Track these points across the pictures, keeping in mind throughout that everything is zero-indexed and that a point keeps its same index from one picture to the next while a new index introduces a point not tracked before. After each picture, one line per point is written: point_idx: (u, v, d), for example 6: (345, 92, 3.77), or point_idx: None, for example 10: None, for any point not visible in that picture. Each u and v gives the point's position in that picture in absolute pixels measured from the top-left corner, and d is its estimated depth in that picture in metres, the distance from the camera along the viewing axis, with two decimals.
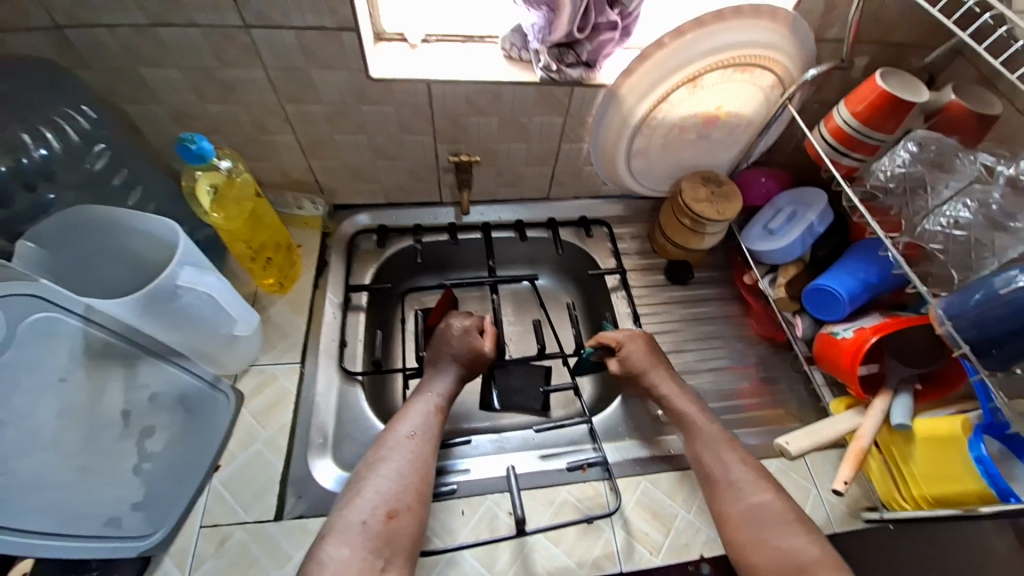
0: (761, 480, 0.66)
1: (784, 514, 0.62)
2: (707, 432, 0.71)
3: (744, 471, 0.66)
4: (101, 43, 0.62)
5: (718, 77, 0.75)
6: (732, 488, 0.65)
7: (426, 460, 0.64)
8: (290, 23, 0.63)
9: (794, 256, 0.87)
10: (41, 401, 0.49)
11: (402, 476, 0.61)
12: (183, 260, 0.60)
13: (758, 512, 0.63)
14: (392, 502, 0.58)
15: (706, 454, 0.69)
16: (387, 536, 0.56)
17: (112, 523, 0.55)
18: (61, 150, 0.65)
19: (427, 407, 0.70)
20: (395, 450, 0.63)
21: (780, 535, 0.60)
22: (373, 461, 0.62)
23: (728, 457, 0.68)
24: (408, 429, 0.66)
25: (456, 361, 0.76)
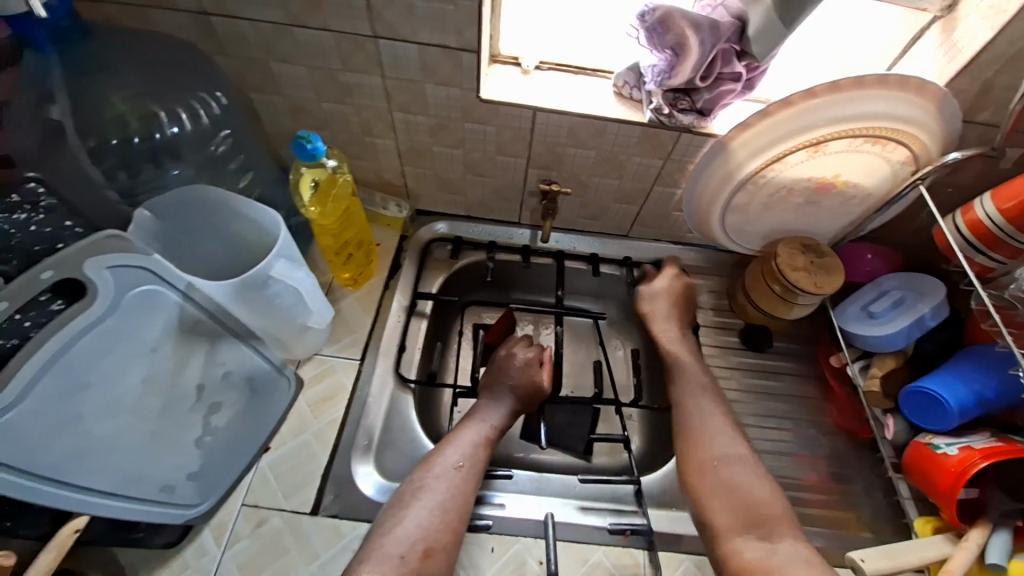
0: (736, 436, 0.72)
1: (751, 464, 0.68)
2: (694, 382, 0.79)
3: (722, 428, 0.72)
4: (241, 34, 0.65)
5: (844, 145, 0.69)
6: (705, 438, 0.72)
7: (468, 495, 0.63)
8: (415, 38, 0.65)
9: (894, 348, 0.79)
10: (130, 366, 0.52)
11: (443, 512, 0.60)
12: (279, 252, 0.62)
13: (727, 462, 0.68)
14: (428, 540, 0.58)
15: (691, 408, 0.76)
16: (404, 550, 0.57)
17: (168, 489, 0.58)
18: (191, 130, 0.70)
19: (476, 436, 0.69)
20: (442, 480, 0.63)
21: (744, 480, 0.66)
22: (418, 487, 0.62)
23: (709, 412, 0.75)
24: (456, 456, 0.66)
25: (514, 395, 0.76)
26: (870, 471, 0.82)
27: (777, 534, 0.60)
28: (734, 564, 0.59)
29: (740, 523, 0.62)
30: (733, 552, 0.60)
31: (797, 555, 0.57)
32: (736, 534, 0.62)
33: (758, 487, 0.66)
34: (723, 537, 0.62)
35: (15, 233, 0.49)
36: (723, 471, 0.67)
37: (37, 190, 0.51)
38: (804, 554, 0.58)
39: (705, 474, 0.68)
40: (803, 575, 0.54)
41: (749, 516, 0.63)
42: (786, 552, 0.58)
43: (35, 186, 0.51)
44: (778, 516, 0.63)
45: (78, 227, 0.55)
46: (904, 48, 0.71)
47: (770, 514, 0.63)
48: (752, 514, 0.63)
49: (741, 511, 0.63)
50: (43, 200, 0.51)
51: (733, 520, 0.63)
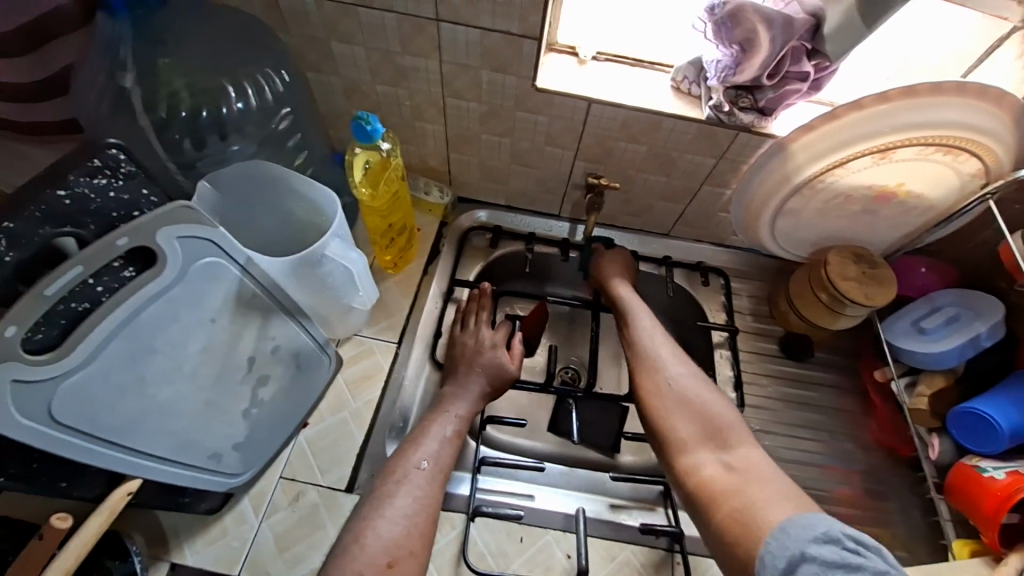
0: (684, 356, 0.73)
1: (704, 382, 0.69)
2: (642, 320, 0.78)
3: (672, 355, 0.73)
4: (306, 12, 0.65)
5: (912, 153, 0.66)
6: (656, 364, 0.72)
7: (435, 498, 0.61)
8: (478, 23, 0.64)
9: (946, 366, 0.76)
10: (190, 336, 0.52)
11: (407, 518, 0.58)
12: (334, 233, 0.62)
13: (679, 383, 0.69)
14: (394, 549, 0.55)
15: (642, 340, 0.76)
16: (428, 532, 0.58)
17: (214, 457, 0.59)
18: (255, 106, 0.71)
19: (446, 433, 0.67)
20: (403, 485, 0.60)
21: (698, 400, 0.67)
22: (391, 487, 0.60)
23: (658, 344, 0.75)
24: (434, 460, 0.64)
25: (483, 385, 0.73)
26: (908, 491, 0.80)
27: (731, 443, 0.62)
28: (695, 479, 0.60)
29: (698, 435, 0.64)
30: (693, 466, 0.62)
31: (753, 461, 0.59)
32: (694, 448, 0.63)
33: (715, 402, 0.67)
34: (683, 452, 0.63)
35: (95, 198, 0.47)
36: (678, 391, 0.68)
37: (118, 157, 0.47)
38: (759, 457, 0.59)
39: (662, 393, 0.69)
40: (758, 484, 0.55)
41: (705, 430, 0.64)
42: (744, 459, 0.59)
43: (117, 152, 0.46)
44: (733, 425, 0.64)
45: (154, 197, 0.51)
46: (977, 59, 0.68)
47: (724, 423, 0.64)
48: (707, 428, 0.64)
49: (699, 425, 0.65)
50: (123, 166, 0.48)
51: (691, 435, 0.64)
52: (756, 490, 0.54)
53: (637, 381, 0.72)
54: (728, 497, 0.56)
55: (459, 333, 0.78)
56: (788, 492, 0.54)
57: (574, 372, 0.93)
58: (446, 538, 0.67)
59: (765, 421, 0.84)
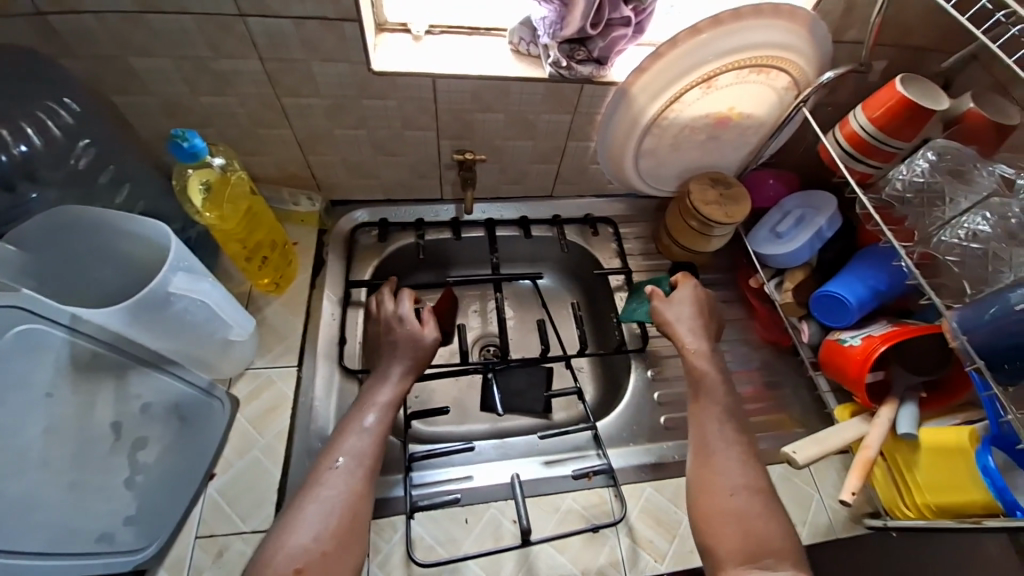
0: (750, 462, 0.63)
1: (767, 499, 0.60)
2: (713, 409, 0.69)
3: (738, 456, 0.64)
4: (87, 29, 0.58)
5: (733, 78, 0.72)
6: (719, 464, 0.63)
7: (357, 494, 0.58)
8: (288, 12, 0.60)
9: (800, 261, 0.86)
10: (28, 417, 0.48)
11: (329, 512, 0.56)
12: (175, 265, 0.57)
13: (737, 493, 0.60)
14: (303, 556, 0.52)
15: (712, 436, 0.66)
16: (348, 535, 0.55)
17: (105, 538, 0.53)
18: (42, 145, 0.61)
19: (372, 423, 0.65)
20: (328, 482, 0.58)
21: (759, 516, 0.58)
22: (313, 493, 0.57)
23: (729, 441, 0.65)
24: (353, 454, 0.61)
25: (411, 359, 0.71)
26: (799, 375, 0.90)
27: (780, 565, 0.54)
28: None
29: (743, 553, 0.55)
30: None
31: None
32: (733, 561, 0.55)
33: (766, 519, 0.58)
34: (725, 564, 0.56)
35: None
36: (733, 503, 0.59)
37: None
38: None
39: (725, 496, 0.60)
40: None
41: (751, 547, 0.56)
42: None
43: None
44: (783, 551, 0.55)
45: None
46: None
47: (775, 547, 0.55)
48: (759, 541, 0.56)
49: (743, 541, 0.56)
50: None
51: (733, 549, 0.56)
52: None
53: (693, 476, 0.64)
54: None
55: (370, 322, 0.78)
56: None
57: (495, 349, 0.93)
58: (389, 543, 0.66)
59: None
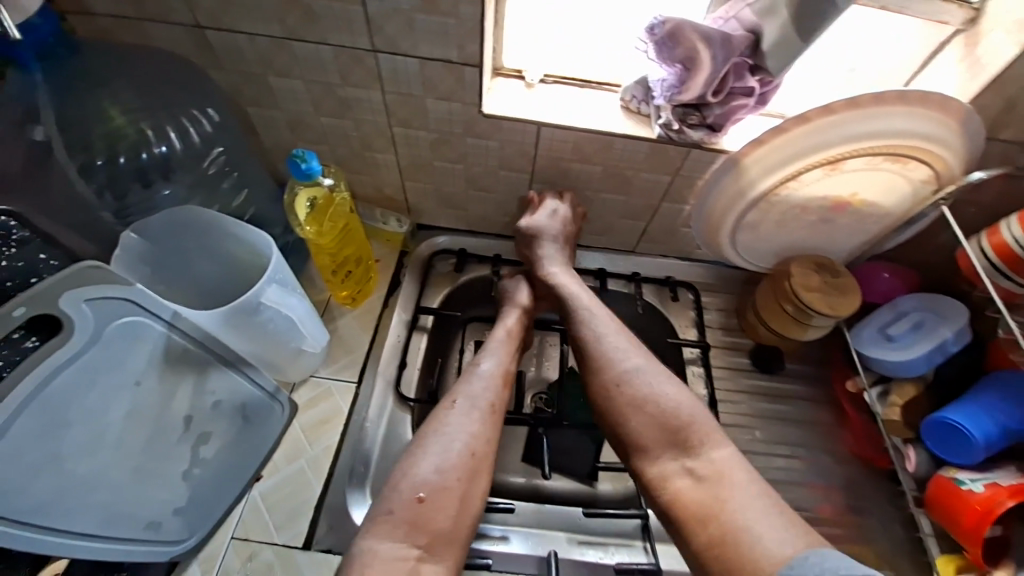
0: (635, 346, 0.69)
1: (658, 370, 0.66)
2: (591, 303, 0.73)
3: (627, 341, 0.69)
4: (238, 48, 0.63)
5: (863, 163, 0.66)
6: (609, 349, 0.68)
7: (483, 435, 0.63)
8: (416, 52, 0.62)
9: (915, 373, 0.75)
10: (115, 400, 0.47)
11: (463, 450, 0.61)
12: (272, 278, 0.59)
13: (637, 375, 0.65)
14: (424, 486, 0.57)
15: (596, 334, 0.70)
16: (471, 469, 0.60)
17: (153, 526, 0.55)
18: (180, 149, 0.69)
19: (491, 369, 0.70)
20: (455, 422, 0.63)
21: (657, 388, 0.63)
22: (436, 432, 0.62)
23: (612, 336, 0.70)
24: (470, 397, 0.66)
25: (521, 308, 0.79)
26: (888, 505, 0.78)
27: (697, 450, 0.59)
28: (666, 494, 0.58)
29: (660, 440, 0.61)
30: (658, 478, 0.60)
31: (727, 474, 0.56)
32: (660, 456, 0.61)
33: (673, 394, 0.63)
34: (646, 465, 0.61)
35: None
36: (637, 387, 0.64)
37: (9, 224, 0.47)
38: (728, 463, 0.57)
39: (613, 393, 0.65)
40: (729, 496, 0.54)
41: (665, 434, 0.61)
42: (711, 460, 0.58)
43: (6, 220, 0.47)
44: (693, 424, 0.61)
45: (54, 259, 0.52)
46: (921, 63, 0.68)
47: (684, 421, 0.61)
48: (666, 430, 0.61)
49: (658, 426, 0.61)
50: (15, 234, 0.48)
51: (653, 441, 0.61)
52: (731, 502, 0.53)
53: (588, 374, 0.68)
54: (705, 515, 0.54)
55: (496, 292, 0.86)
56: (770, 503, 0.53)
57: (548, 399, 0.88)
58: None
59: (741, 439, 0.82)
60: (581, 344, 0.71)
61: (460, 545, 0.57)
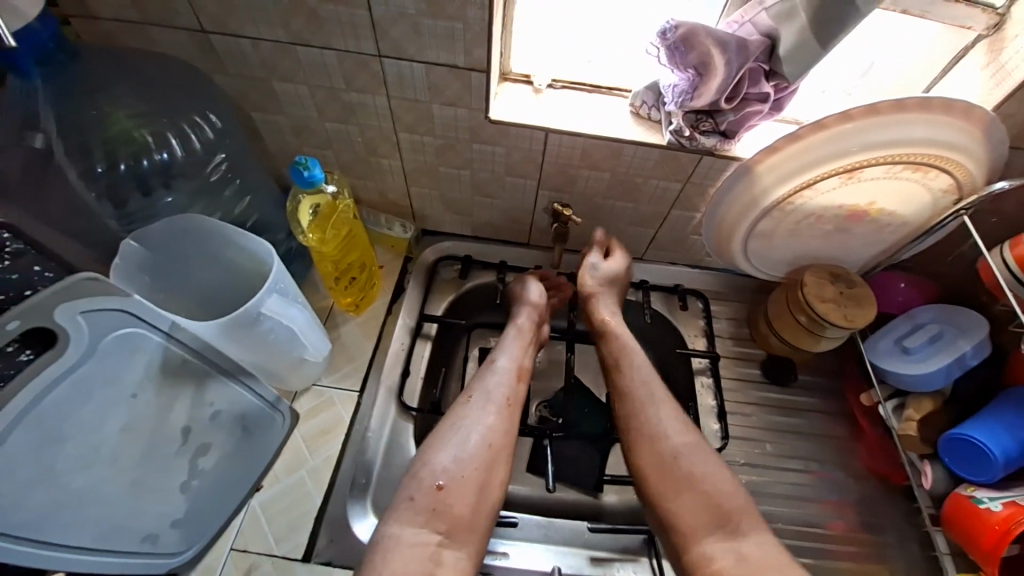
0: (674, 418, 0.66)
1: (705, 451, 0.63)
2: (637, 360, 0.72)
3: (671, 412, 0.67)
4: (242, 53, 0.62)
5: (881, 172, 0.64)
6: (657, 423, 0.66)
7: (506, 428, 0.63)
8: (422, 57, 0.61)
9: (932, 388, 0.73)
10: (112, 413, 0.46)
11: (486, 443, 0.61)
12: (272, 288, 0.57)
13: (684, 454, 0.63)
14: (445, 475, 0.58)
15: (643, 399, 0.68)
16: (489, 460, 0.60)
17: (150, 539, 0.54)
18: (183, 158, 0.67)
19: (507, 364, 0.69)
20: (478, 413, 0.63)
21: (705, 472, 0.61)
22: (454, 424, 0.62)
23: (658, 405, 0.67)
24: (486, 391, 0.65)
25: (532, 305, 0.77)
26: (903, 522, 0.76)
27: (741, 530, 0.57)
28: (707, 572, 0.55)
29: (705, 522, 0.58)
30: (702, 555, 0.56)
31: (768, 556, 0.54)
32: (703, 535, 0.57)
33: (719, 478, 0.61)
34: (687, 543, 0.57)
35: None
36: (684, 465, 0.62)
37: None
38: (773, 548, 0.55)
39: (657, 468, 0.63)
40: None
41: (712, 513, 0.58)
42: (756, 544, 0.55)
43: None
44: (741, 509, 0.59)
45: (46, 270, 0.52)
46: (944, 68, 0.66)
47: (733, 507, 0.58)
48: (716, 511, 0.58)
49: (707, 506, 0.59)
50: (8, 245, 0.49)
51: (698, 522, 0.58)
52: None
53: (633, 440, 0.66)
54: None
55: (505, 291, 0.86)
56: None
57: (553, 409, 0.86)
58: None
59: (751, 452, 0.80)
60: (626, 410, 0.68)
61: (481, 534, 0.56)
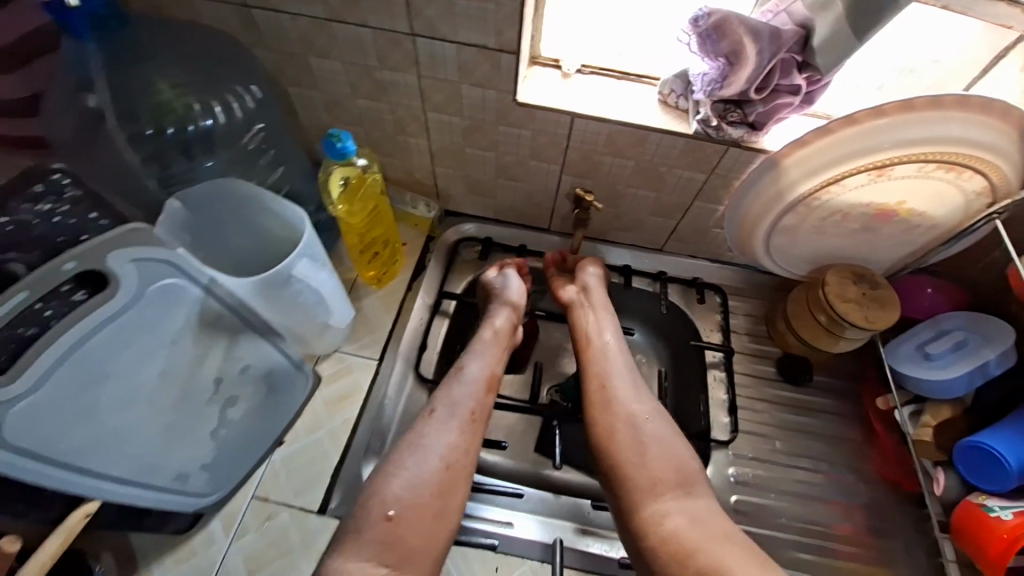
0: (641, 391, 0.69)
1: (666, 424, 0.66)
2: (608, 334, 0.74)
3: (633, 382, 0.69)
4: (281, 27, 0.65)
5: (913, 170, 0.63)
6: (621, 392, 0.68)
7: (467, 446, 0.61)
8: (454, 37, 0.63)
9: (952, 396, 0.72)
10: (152, 358, 0.50)
11: (446, 464, 0.59)
12: (304, 252, 0.60)
13: (648, 418, 0.66)
14: (397, 503, 0.56)
15: (610, 366, 0.71)
16: (444, 486, 0.58)
17: (181, 478, 0.58)
18: (224, 124, 0.71)
19: (479, 373, 0.67)
20: (440, 431, 0.61)
21: (661, 441, 0.64)
22: (413, 442, 0.60)
23: (623, 376, 0.70)
24: (450, 404, 0.63)
25: (511, 305, 0.75)
26: (912, 529, 0.75)
27: (694, 492, 0.60)
28: (659, 531, 0.57)
29: (664, 484, 0.60)
30: (655, 513, 0.58)
31: (713, 517, 0.58)
32: (659, 494, 0.60)
33: (671, 443, 0.64)
34: (643, 502, 0.60)
35: (36, 223, 0.49)
36: (649, 427, 0.65)
37: (61, 181, 0.52)
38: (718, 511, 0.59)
39: (625, 431, 0.64)
40: (724, 543, 0.55)
41: (675, 475, 0.61)
42: (705, 505, 0.59)
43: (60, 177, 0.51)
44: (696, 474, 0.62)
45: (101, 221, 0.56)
46: (983, 69, 0.66)
47: (691, 472, 0.62)
48: (678, 471, 0.61)
49: (674, 467, 0.62)
50: (66, 191, 0.52)
51: (655, 480, 0.61)
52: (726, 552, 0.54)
53: (593, 406, 0.68)
54: (694, 555, 0.54)
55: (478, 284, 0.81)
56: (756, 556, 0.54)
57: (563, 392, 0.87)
58: None
59: (759, 448, 0.80)
60: (593, 378, 0.70)
61: (433, 562, 0.55)
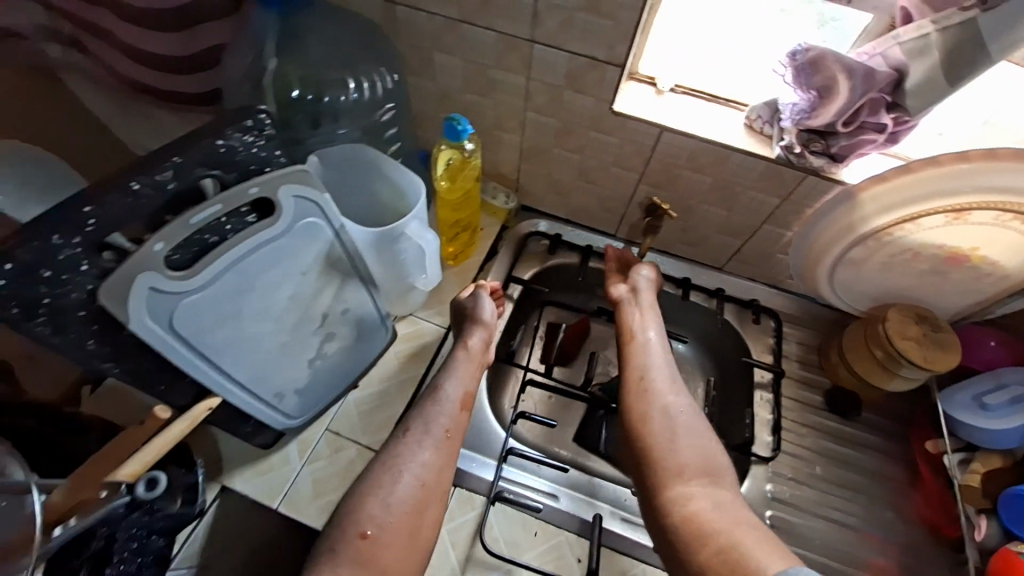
0: (679, 386, 0.73)
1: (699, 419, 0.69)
2: (652, 331, 0.79)
3: (668, 379, 0.73)
4: (416, 23, 0.74)
5: (990, 218, 0.65)
6: (658, 389, 0.72)
7: (441, 465, 0.65)
8: (567, 47, 0.70)
9: (1004, 446, 0.75)
10: (285, 281, 0.59)
11: (421, 484, 0.63)
12: (415, 216, 0.69)
13: (682, 411, 0.70)
14: (369, 523, 0.59)
15: (652, 363, 0.75)
16: (418, 507, 0.62)
17: (278, 396, 0.66)
18: (366, 98, 0.83)
19: (453, 395, 0.71)
20: (415, 450, 0.65)
21: (693, 435, 0.67)
22: (388, 465, 0.64)
23: (660, 371, 0.74)
24: (423, 425, 0.67)
25: (483, 324, 0.78)
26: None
27: (721, 483, 0.63)
28: (681, 512, 0.60)
29: (690, 473, 0.64)
30: (680, 495, 0.62)
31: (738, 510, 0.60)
32: (685, 480, 0.63)
33: (702, 438, 0.67)
34: (670, 484, 0.63)
35: (240, 150, 0.51)
36: (682, 417, 0.69)
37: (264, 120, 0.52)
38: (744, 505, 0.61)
39: (658, 417, 0.69)
40: (745, 527, 0.57)
41: (702, 466, 0.64)
42: (731, 498, 0.61)
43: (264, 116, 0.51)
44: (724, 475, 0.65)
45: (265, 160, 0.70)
46: None
47: (719, 465, 0.65)
48: (706, 462, 0.65)
49: (702, 456, 0.65)
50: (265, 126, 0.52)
51: (688, 466, 0.64)
52: (742, 535, 0.55)
53: (632, 395, 0.72)
54: (715, 536, 0.56)
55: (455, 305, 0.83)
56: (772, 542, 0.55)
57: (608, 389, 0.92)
58: (464, 517, 0.71)
59: (798, 470, 0.81)
60: (634, 369, 0.74)
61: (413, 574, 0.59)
